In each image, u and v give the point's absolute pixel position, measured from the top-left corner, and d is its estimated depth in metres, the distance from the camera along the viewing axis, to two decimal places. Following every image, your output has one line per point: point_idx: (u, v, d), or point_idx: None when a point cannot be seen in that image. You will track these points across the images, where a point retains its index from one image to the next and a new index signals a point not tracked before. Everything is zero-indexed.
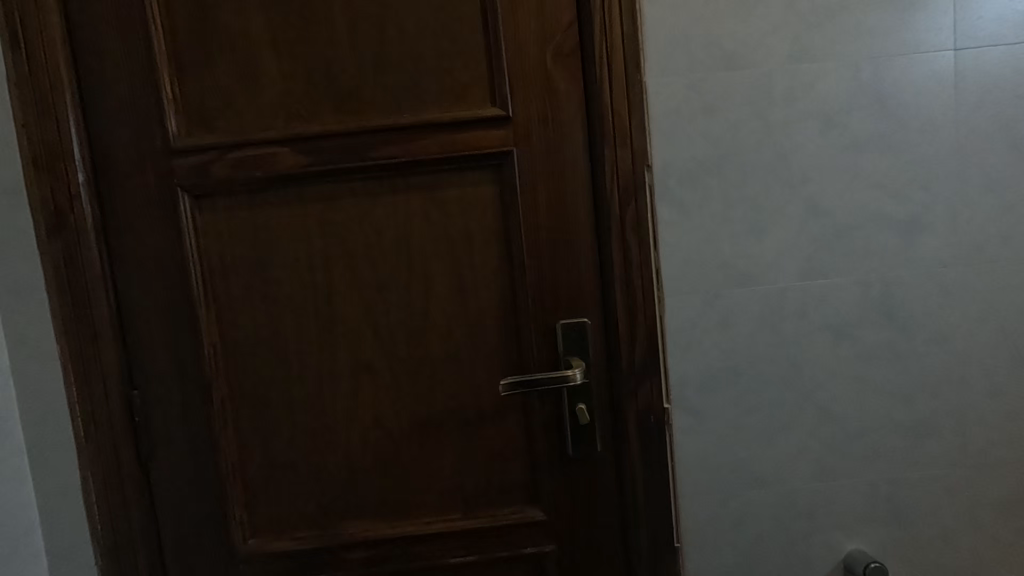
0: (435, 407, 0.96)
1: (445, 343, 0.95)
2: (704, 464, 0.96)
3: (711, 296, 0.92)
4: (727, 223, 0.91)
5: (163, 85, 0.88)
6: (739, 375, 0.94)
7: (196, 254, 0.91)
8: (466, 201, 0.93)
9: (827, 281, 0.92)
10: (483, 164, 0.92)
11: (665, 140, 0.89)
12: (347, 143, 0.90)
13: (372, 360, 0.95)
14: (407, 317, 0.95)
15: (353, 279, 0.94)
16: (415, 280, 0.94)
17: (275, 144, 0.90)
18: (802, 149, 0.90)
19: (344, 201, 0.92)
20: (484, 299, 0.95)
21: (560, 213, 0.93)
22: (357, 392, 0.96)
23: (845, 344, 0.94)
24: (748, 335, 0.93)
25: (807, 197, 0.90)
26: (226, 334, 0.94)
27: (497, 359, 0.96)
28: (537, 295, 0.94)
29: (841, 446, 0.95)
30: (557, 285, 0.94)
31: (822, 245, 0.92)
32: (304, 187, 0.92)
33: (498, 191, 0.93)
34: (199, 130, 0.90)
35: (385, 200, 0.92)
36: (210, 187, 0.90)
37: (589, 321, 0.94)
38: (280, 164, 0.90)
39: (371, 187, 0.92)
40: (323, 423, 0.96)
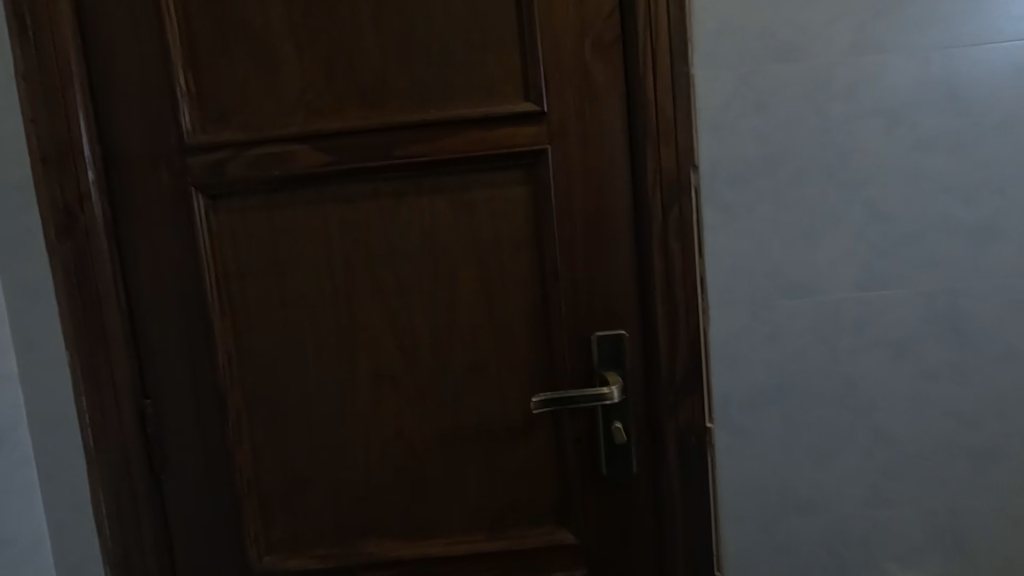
0: (460, 421, 0.91)
1: (472, 353, 0.89)
2: (748, 488, 0.89)
3: (759, 308, 0.85)
4: (779, 228, 0.84)
5: (177, 78, 0.83)
6: (789, 393, 0.87)
7: (211, 258, 0.86)
8: (495, 203, 0.87)
9: (888, 292, 0.84)
10: (515, 164, 0.86)
11: (713, 139, 0.82)
12: (369, 140, 0.85)
13: (394, 371, 0.90)
14: (432, 326, 0.89)
15: (376, 285, 0.88)
16: (441, 286, 0.88)
17: (295, 141, 0.85)
18: (863, 149, 0.82)
19: (367, 203, 0.87)
20: (514, 308, 0.89)
21: (597, 216, 0.86)
22: (378, 404, 0.90)
23: (906, 361, 0.86)
24: (799, 350, 0.86)
25: (867, 201, 0.83)
26: (242, 341, 0.89)
27: (527, 371, 0.90)
28: (570, 304, 0.88)
29: (898, 472, 0.88)
30: (593, 294, 0.88)
31: (883, 253, 0.84)
32: (325, 187, 0.86)
33: (530, 192, 0.87)
34: (215, 126, 0.85)
35: (410, 202, 0.87)
36: (225, 187, 0.85)
37: (626, 333, 0.88)
38: (300, 163, 0.85)
39: (396, 188, 0.86)
40: (342, 436, 0.91)
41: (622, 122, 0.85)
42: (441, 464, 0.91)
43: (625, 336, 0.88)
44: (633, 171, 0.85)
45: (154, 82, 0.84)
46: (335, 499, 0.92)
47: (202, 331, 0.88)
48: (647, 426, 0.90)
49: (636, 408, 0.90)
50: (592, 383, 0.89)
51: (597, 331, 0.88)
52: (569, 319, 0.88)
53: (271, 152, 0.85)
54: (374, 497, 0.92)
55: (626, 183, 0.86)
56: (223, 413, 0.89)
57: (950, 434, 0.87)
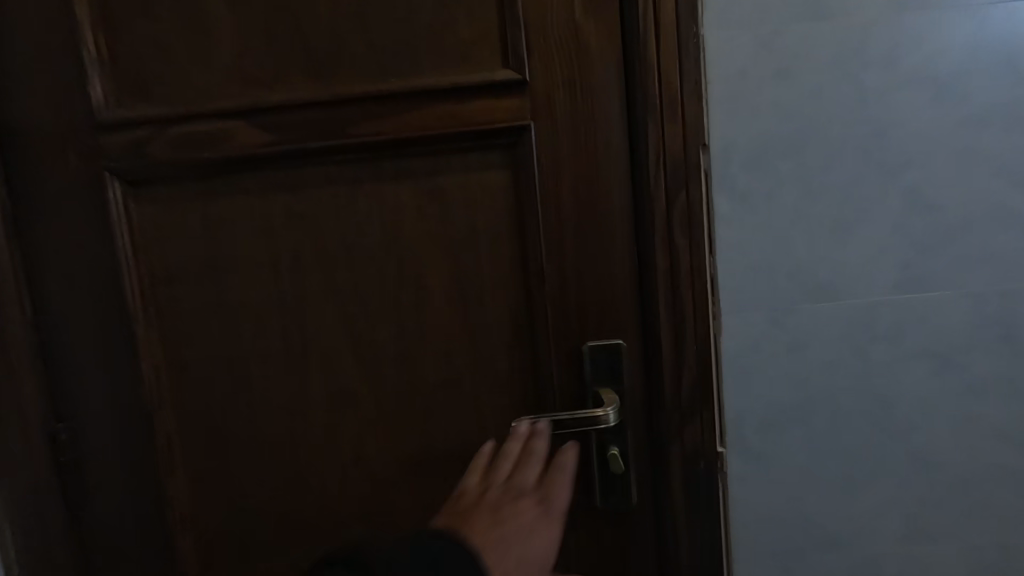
0: (432, 446, 0.78)
1: (444, 367, 0.77)
2: (766, 522, 0.76)
3: (781, 313, 0.72)
4: (804, 219, 0.71)
5: (87, 42, 0.69)
6: (814, 412, 0.74)
7: (133, 257, 0.73)
8: (470, 190, 0.74)
9: (931, 294, 0.72)
10: (492, 144, 0.73)
11: (726, 113, 0.69)
12: (318, 116, 0.71)
13: (354, 387, 0.77)
14: (397, 335, 0.76)
15: (330, 287, 0.75)
16: (407, 289, 0.75)
17: (231, 117, 0.71)
18: (904, 125, 0.69)
19: (319, 190, 0.73)
20: (493, 313, 0.76)
21: (590, 205, 0.73)
22: (336, 426, 0.77)
23: (950, 375, 0.73)
24: (826, 361, 0.73)
25: (909, 186, 0.70)
26: (175, 354, 0.76)
27: (509, 387, 0.77)
28: (558, 309, 0.75)
29: (940, 501, 0.76)
30: (585, 296, 0.75)
31: (925, 249, 0.71)
32: (266, 172, 0.73)
33: (510, 177, 0.74)
34: (133, 99, 0.71)
35: (369, 190, 0.73)
36: (150, 172, 0.72)
37: (623, 343, 0.76)
38: (237, 143, 0.71)
39: (352, 173, 0.73)
40: (294, 464, 0.78)
41: (619, 94, 0.72)
42: (409, 496, 0.78)
43: (622, 346, 0.76)
44: (632, 151, 0.72)
45: (62, 48, 0.70)
46: (288, 536, 0.79)
47: (124, 343, 0.74)
48: (649, 447, 0.78)
49: (636, 428, 0.78)
50: (585, 402, 0.77)
51: (590, 340, 0.76)
52: (558, 326, 0.75)
53: (201, 131, 0.71)
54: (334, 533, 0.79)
55: (623, 166, 0.73)
56: (154, 438, 0.76)
57: (1000, 457, 0.75)
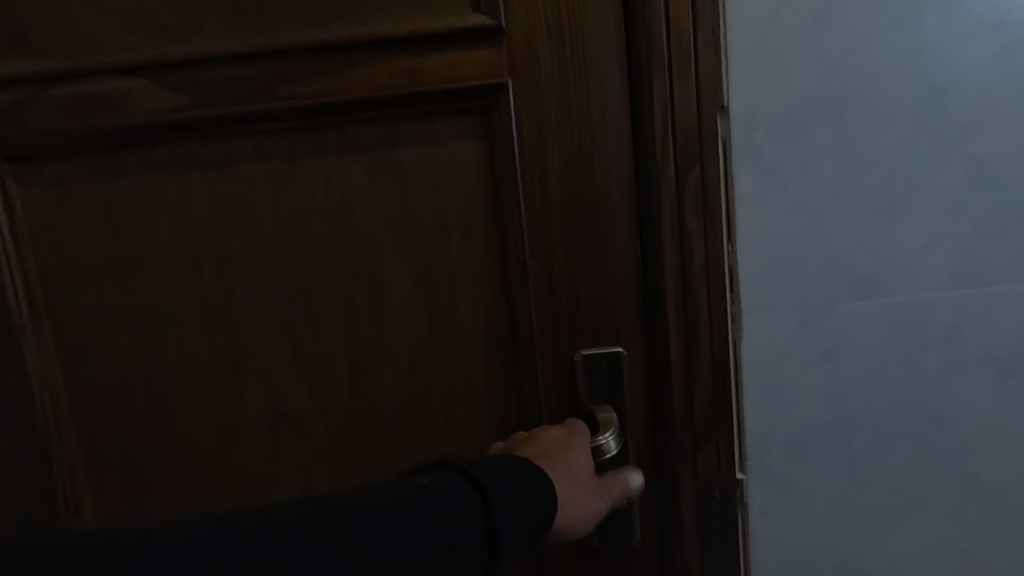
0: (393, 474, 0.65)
1: (406, 381, 0.64)
2: (794, 562, 0.64)
3: (814, 313, 0.60)
4: (845, 199, 0.58)
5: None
6: (852, 432, 0.62)
7: (18, 254, 0.61)
8: (435, 166, 0.60)
9: (993, 289, 0.60)
10: (462, 109, 0.59)
11: (749, 68, 0.56)
12: (242, 74, 0.57)
13: (299, 406, 0.64)
14: (348, 343, 0.63)
15: (267, 286, 0.62)
16: (361, 287, 0.62)
17: (135, 77, 0.57)
18: (967, 81, 0.56)
19: (249, 168, 0.60)
20: (466, 315, 0.63)
21: (582, 184, 0.60)
22: (280, 451, 0.65)
23: (1013, 385, 0.61)
24: (867, 371, 0.61)
25: (970, 158, 0.57)
26: (80, 368, 0.63)
27: (487, 404, 0.64)
28: (544, 310, 0.62)
29: (997, 533, 0.64)
30: (576, 295, 0.62)
31: (988, 234, 0.59)
32: (180, 144, 0.59)
33: (485, 150, 0.60)
34: (5, 53, 0.57)
35: (311, 166, 0.60)
36: (39, 147, 0.58)
37: (623, 350, 0.63)
38: (144, 109, 0.58)
39: (290, 146, 0.59)
40: (231, 496, 0.66)
41: (617, 46, 0.58)
42: None
43: (622, 353, 0.63)
44: (633, 117, 0.59)
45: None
46: None
47: (16, 354, 0.62)
48: (654, 473, 0.66)
49: (638, 450, 0.65)
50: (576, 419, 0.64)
51: (583, 347, 0.63)
52: (544, 330, 0.63)
53: (99, 94, 0.57)
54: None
55: (622, 135, 0.60)
56: (59, 466, 0.64)
57: None
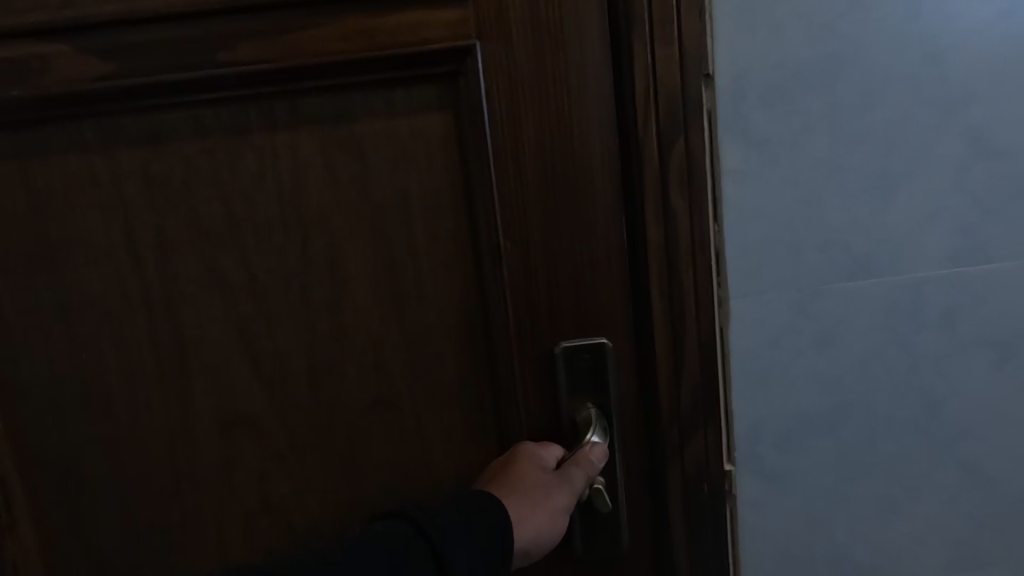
0: (359, 470, 0.62)
1: (369, 372, 0.60)
2: (786, 557, 0.61)
3: (808, 296, 0.56)
4: (840, 174, 0.54)
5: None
6: (846, 420, 0.59)
7: None
8: (399, 139, 0.55)
9: (990, 267, 0.57)
10: (423, 74, 0.54)
11: (737, 30, 0.52)
12: (177, 39, 0.53)
13: (256, 398, 0.60)
14: (305, 333, 0.59)
15: (219, 270, 0.58)
16: (321, 272, 0.58)
17: (64, 38, 0.53)
18: (966, 46, 0.53)
19: (189, 142, 0.56)
20: (436, 302, 0.58)
21: (562, 159, 0.55)
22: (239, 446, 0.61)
23: (1009, 368, 0.59)
24: (862, 356, 0.58)
25: (968, 128, 0.54)
26: (20, 364, 0.60)
27: (459, 396, 0.60)
28: (524, 299, 0.58)
29: (993, 521, 0.62)
30: (559, 283, 0.58)
31: (985, 210, 0.56)
32: (114, 119, 0.55)
33: (452, 120, 0.55)
34: None
35: (259, 137, 0.55)
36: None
37: (609, 340, 0.59)
38: (73, 76, 0.54)
39: (236, 115, 0.55)
40: (185, 495, 0.62)
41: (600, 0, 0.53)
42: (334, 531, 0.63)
43: (609, 344, 0.59)
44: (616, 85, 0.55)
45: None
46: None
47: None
48: (643, 470, 0.62)
49: (626, 446, 0.61)
50: (557, 413, 0.60)
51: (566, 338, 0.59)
52: (522, 320, 0.58)
53: (25, 58, 0.53)
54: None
55: (606, 106, 0.55)
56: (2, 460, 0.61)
57: None
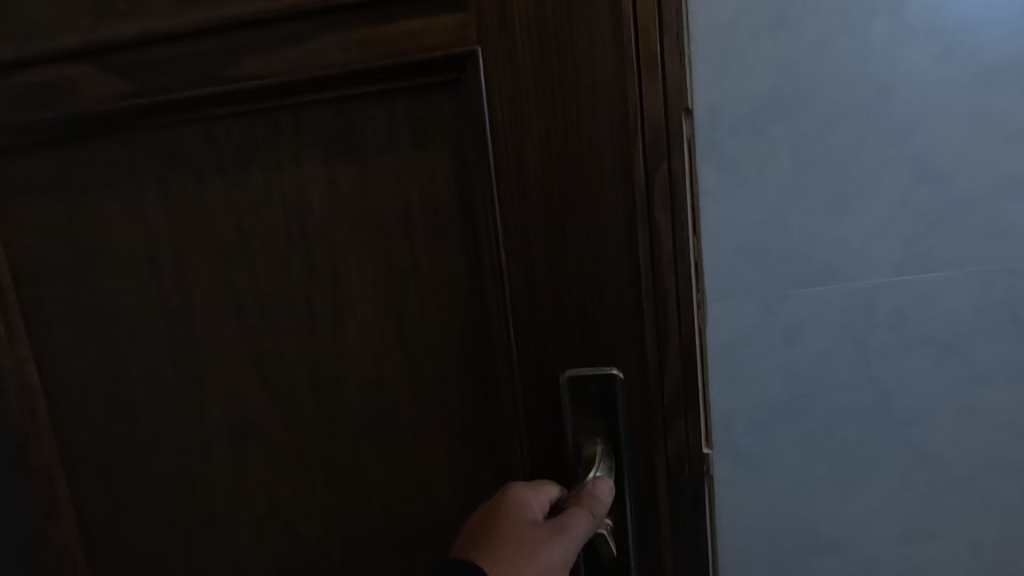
0: (360, 459, 0.67)
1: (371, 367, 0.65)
2: (756, 530, 0.70)
3: (772, 299, 0.64)
4: (801, 193, 0.62)
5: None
6: (809, 408, 0.67)
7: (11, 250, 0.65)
8: (407, 151, 0.61)
9: (933, 274, 0.64)
10: (430, 84, 0.59)
11: (709, 70, 0.60)
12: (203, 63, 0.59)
13: (277, 388, 0.66)
14: (309, 331, 0.64)
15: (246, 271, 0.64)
16: (338, 275, 0.63)
17: (109, 60, 0.60)
18: (909, 81, 0.61)
19: (207, 156, 0.62)
20: (443, 318, 0.63)
21: (569, 192, 0.59)
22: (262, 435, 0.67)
23: (952, 364, 0.66)
24: (821, 352, 0.66)
25: (912, 153, 0.62)
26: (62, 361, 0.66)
27: (463, 405, 0.65)
28: (529, 323, 0.62)
29: (937, 499, 0.69)
30: (565, 313, 0.62)
31: (927, 224, 0.63)
32: (144, 137, 0.62)
33: (456, 131, 0.60)
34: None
35: (284, 148, 0.61)
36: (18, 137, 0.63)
37: (622, 374, 0.62)
38: (115, 100, 0.60)
39: (263, 129, 0.61)
40: (204, 481, 0.68)
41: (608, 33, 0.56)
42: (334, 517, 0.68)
43: (620, 375, 0.62)
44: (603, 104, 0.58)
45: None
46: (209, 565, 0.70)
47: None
48: (638, 478, 0.65)
49: (630, 459, 0.64)
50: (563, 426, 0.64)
51: (575, 365, 0.62)
52: (525, 342, 0.62)
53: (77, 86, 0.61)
54: (265, 562, 0.70)
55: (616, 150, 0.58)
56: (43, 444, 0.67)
57: (1007, 453, 0.68)
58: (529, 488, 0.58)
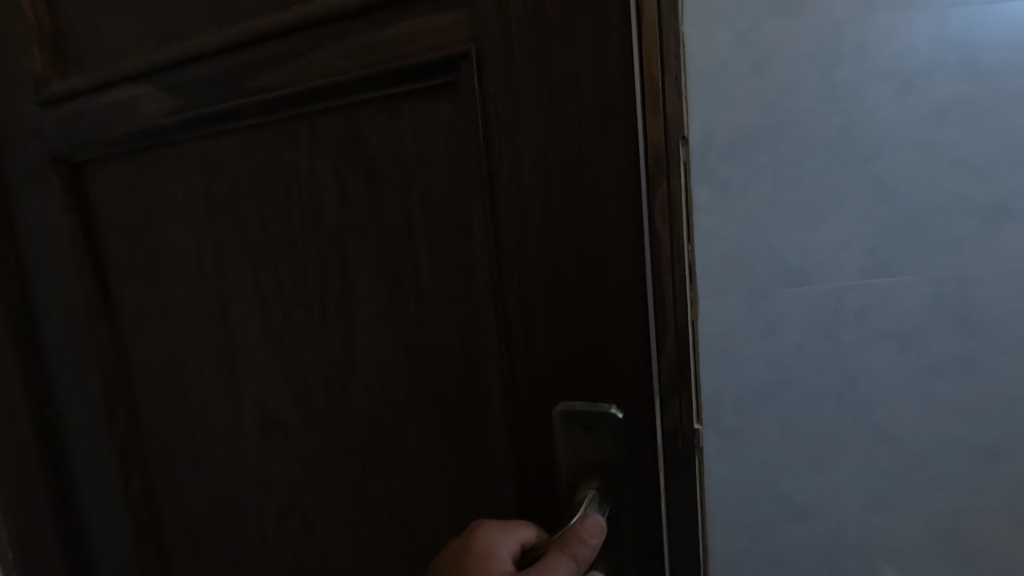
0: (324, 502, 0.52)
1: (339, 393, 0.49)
2: (740, 495, 0.81)
3: (755, 298, 0.76)
4: (781, 208, 0.75)
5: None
6: (786, 391, 0.79)
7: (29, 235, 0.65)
8: (381, 150, 0.42)
9: (892, 280, 0.76)
10: (408, 95, 0.40)
11: (705, 105, 0.73)
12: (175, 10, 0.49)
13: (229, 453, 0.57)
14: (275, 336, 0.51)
15: (204, 322, 0.55)
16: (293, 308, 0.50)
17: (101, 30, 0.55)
18: (873, 118, 0.73)
19: (171, 120, 0.51)
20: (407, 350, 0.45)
21: (572, 157, 0.35)
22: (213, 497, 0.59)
23: (909, 355, 0.78)
24: (798, 343, 0.78)
25: (874, 177, 0.74)
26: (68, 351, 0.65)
27: (432, 465, 0.45)
28: (508, 339, 0.39)
29: (897, 473, 0.81)
30: (556, 324, 0.37)
31: (887, 237, 0.75)
32: (119, 100, 0.54)
33: (436, 145, 0.40)
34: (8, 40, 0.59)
35: (239, 161, 0.49)
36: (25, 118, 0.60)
37: (623, 414, 0.36)
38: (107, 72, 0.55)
39: (215, 157, 0.50)
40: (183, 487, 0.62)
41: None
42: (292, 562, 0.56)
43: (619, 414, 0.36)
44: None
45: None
46: None
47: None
48: None
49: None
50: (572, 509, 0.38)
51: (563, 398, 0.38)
52: (523, 389, 0.39)
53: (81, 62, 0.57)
54: None
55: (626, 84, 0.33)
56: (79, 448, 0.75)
57: (954, 432, 0.80)
58: (506, 524, 0.37)
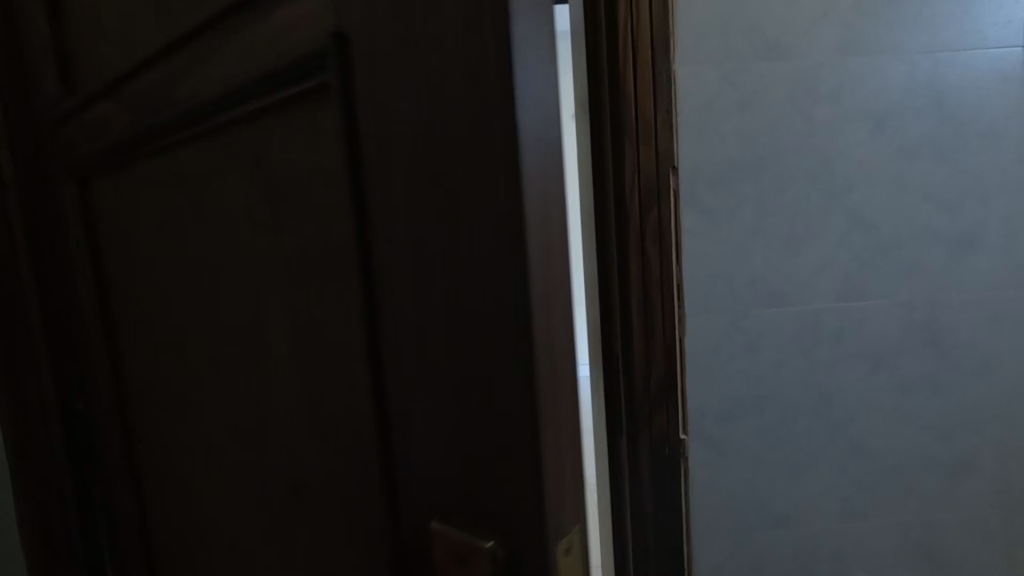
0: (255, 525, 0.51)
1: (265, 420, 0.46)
2: (725, 502, 0.86)
3: (738, 317, 0.82)
4: (762, 235, 0.81)
5: (29, 58, 0.67)
6: (765, 405, 0.84)
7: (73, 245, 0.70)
8: (288, 178, 0.38)
9: (867, 302, 0.82)
10: (299, 115, 0.36)
11: (693, 140, 0.79)
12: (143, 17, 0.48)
13: (190, 452, 0.59)
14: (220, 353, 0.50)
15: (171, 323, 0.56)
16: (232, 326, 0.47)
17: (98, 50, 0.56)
18: (847, 153, 0.79)
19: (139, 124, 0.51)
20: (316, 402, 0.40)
21: (452, 234, 0.28)
22: (189, 504, 0.62)
23: (882, 374, 0.84)
24: (778, 360, 0.83)
25: (850, 208, 0.80)
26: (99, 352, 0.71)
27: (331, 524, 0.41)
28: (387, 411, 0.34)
29: (872, 484, 0.86)
30: (435, 419, 0.30)
31: (861, 263, 0.81)
32: (109, 109, 0.55)
33: (331, 195, 0.35)
34: (61, 77, 0.64)
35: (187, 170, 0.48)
36: (64, 136, 0.65)
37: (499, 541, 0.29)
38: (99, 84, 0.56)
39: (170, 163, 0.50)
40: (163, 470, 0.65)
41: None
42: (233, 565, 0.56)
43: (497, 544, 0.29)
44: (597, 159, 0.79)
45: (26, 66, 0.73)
46: None
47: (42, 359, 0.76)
48: None
49: None
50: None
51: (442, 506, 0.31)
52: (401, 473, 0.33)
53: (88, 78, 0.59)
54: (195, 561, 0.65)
55: (503, 142, 0.25)
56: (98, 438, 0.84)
57: (925, 446, 0.85)
58: None
